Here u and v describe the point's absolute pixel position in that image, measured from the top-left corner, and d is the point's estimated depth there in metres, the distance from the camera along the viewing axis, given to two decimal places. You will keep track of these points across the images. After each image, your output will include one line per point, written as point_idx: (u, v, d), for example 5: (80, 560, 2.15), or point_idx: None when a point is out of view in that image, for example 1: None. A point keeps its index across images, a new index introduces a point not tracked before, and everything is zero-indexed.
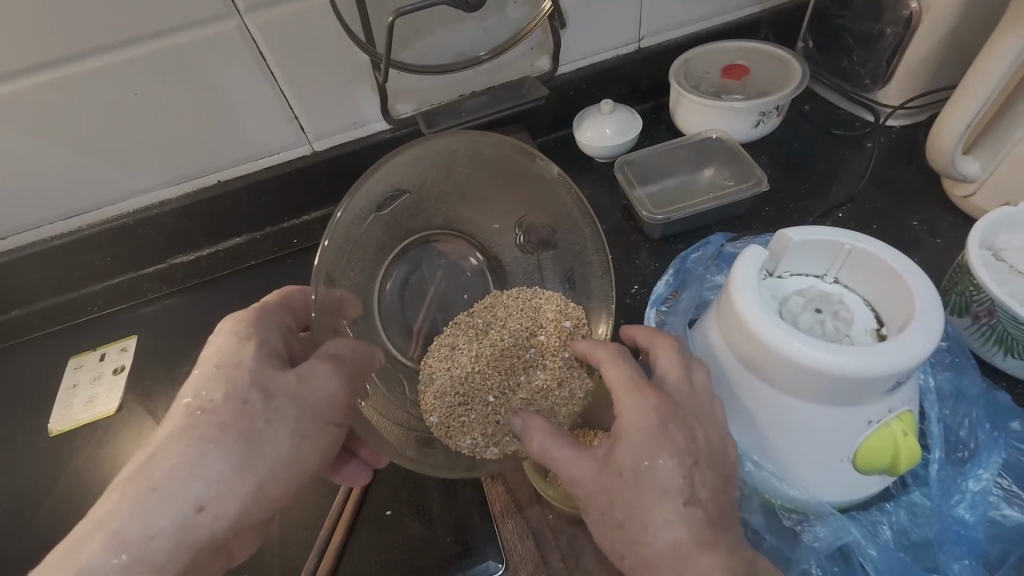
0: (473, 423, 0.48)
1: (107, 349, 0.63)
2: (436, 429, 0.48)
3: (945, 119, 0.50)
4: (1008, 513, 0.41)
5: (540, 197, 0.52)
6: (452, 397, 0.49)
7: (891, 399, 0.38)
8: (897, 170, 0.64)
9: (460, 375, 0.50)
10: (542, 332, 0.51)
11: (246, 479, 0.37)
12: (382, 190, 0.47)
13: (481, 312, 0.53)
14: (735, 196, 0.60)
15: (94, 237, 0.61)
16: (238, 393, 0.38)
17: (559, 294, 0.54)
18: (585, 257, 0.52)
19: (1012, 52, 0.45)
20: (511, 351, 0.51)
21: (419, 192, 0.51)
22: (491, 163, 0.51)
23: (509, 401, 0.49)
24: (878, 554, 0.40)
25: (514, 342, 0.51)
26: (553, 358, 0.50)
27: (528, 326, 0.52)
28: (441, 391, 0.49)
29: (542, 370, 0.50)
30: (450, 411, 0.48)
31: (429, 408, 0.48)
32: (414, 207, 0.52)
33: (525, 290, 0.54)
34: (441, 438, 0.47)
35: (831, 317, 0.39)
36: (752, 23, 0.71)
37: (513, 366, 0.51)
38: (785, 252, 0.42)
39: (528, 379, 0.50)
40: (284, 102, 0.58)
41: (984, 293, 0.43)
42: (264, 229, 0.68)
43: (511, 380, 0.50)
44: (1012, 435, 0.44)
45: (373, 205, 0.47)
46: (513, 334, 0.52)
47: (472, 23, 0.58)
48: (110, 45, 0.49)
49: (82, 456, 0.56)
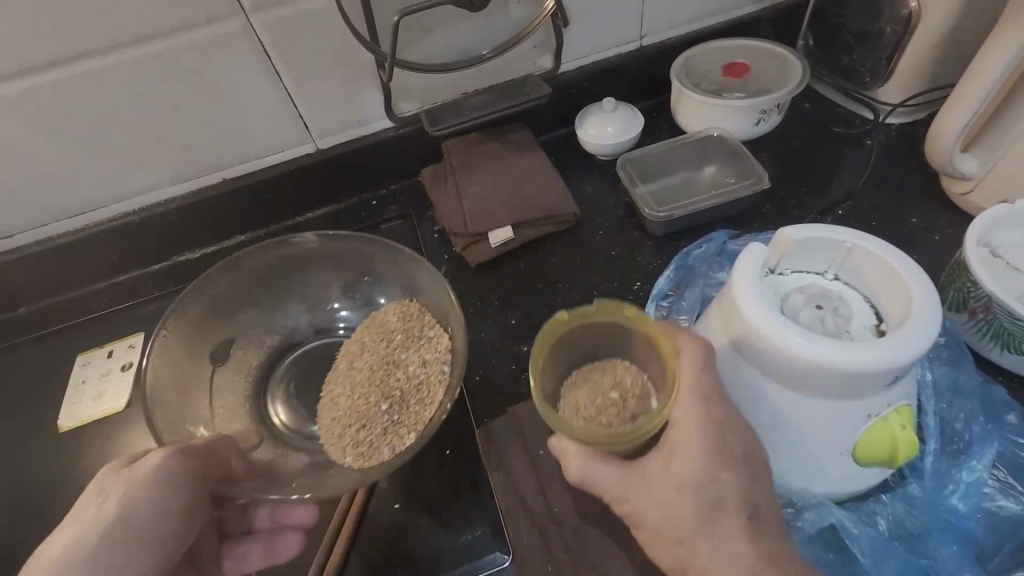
0: (376, 437, 0.49)
1: (115, 345, 0.63)
2: (355, 462, 0.48)
3: (943, 119, 0.51)
4: (1003, 504, 0.42)
5: (339, 266, 0.59)
6: (349, 426, 0.50)
7: (889, 393, 0.38)
8: (897, 168, 0.64)
9: (345, 411, 0.51)
10: (394, 339, 0.55)
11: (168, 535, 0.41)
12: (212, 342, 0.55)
13: (343, 356, 0.56)
14: (738, 193, 0.61)
15: (99, 235, 0.61)
16: (150, 483, 0.40)
17: (398, 300, 0.59)
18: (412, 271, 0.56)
19: (1009, 52, 0.45)
20: (377, 363, 0.54)
21: (265, 321, 0.58)
22: (274, 265, 0.57)
23: (399, 402, 0.51)
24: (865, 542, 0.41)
25: (374, 362, 0.54)
26: (416, 349, 0.54)
27: (382, 339, 0.56)
28: (339, 433, 0.50)
29: (411, 366, 0.53)
30: (354, 441, 0.49)
31: (342, 453, 0.49)
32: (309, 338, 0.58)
33: (371, 317, 0.58)
34: (365, 462, 0.47)
35: (831, 314, 0.40)
36: (753, 21, 0.71)
37: (385, 372, 0.53)
38: (786, 251, 0.42)
39: (402, 374, 0.53)
40: (288, 101, 0.59)
41: (981, 290, 0.44)
42: (268, 228, 0.68)
43: (390, 386, 0.52)
44: (1010, 428, 0.44)
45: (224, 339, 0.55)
46: (370, 357, 0.55)
47: (476, 23, 0.59)
48: (116, 46, 0.49)
49: (92, 452, 0.56)
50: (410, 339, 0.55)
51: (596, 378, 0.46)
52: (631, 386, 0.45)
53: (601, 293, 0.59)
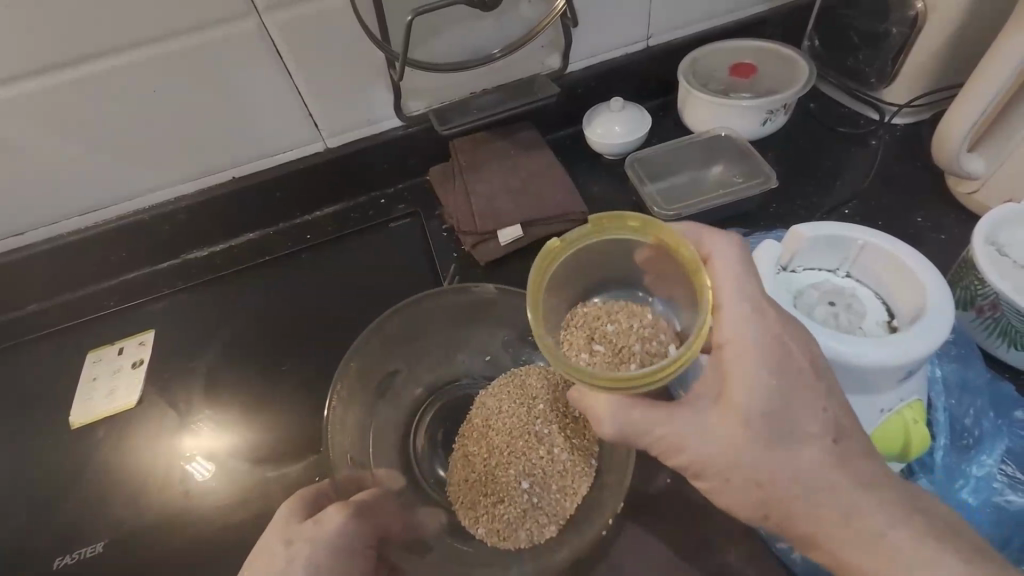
0: (516, 517, 0.49)
1: (126, 342, 0.64)
2: (487, 538, 0.49)
3: (950, 120, 0.52)
4: (1012, 499, 0.43)
5: (500, 323, 0.57)
6: (486, 502, 0.50)
7: (902, 388, 0.39)
8: (902, 168, 0.65)
9: (479, 481, 0.51)
10: (544, 404, 0.53)
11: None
12: (376, 373, 0.54)
13: (477, 412, 0.54)
14: (746, 192, 0.61)
15: (111, 233, 0.62)
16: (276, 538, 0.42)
17: (536, 365, 0.57)
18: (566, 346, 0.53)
19: (1017, 53, 0.46)
20: (519, 430, 0.53)
21: (410, 368, 0.56)
22: (443, 314, 0.56)
23: (541, 480, 0.51)
24: None
25: (520, 425, 0.53)
26: (564, 427, 0.53)
27: (523, 404, 0.54)
28: (473, 501, 0.51)
29: (554, 443, 0.52)
30: (491, 514, 0.50)
31: (475, 522, 0.50)
32: (413, 375, 0.56)
33: (515, 374, 0.56)
34: (497, 541, 0.49)
35: (844, 311, 0.41)
36: (759, 21, 0.72)
37: (527, 444, 0.52)
38: (800, 248, 0.43)
39: (545, 453, 0.52)
40: (300, 101, 0.59)
41: (989, 288, 0.44)
42: (278, 226, 0.69)
43: (532, 461, 0.52)
44: (1018, 423, 0.45)
45: (371, 384, 0.53)
46: (515, 418, 0.53)
47: (487, 22, 0.59)
48: (133, 45, 0.50)
49: (105, 448, 0.57)
50: (560, 409, 0.53)
51: (617, 339, 0.46)
52: (635, 328, 0.46)
53: None
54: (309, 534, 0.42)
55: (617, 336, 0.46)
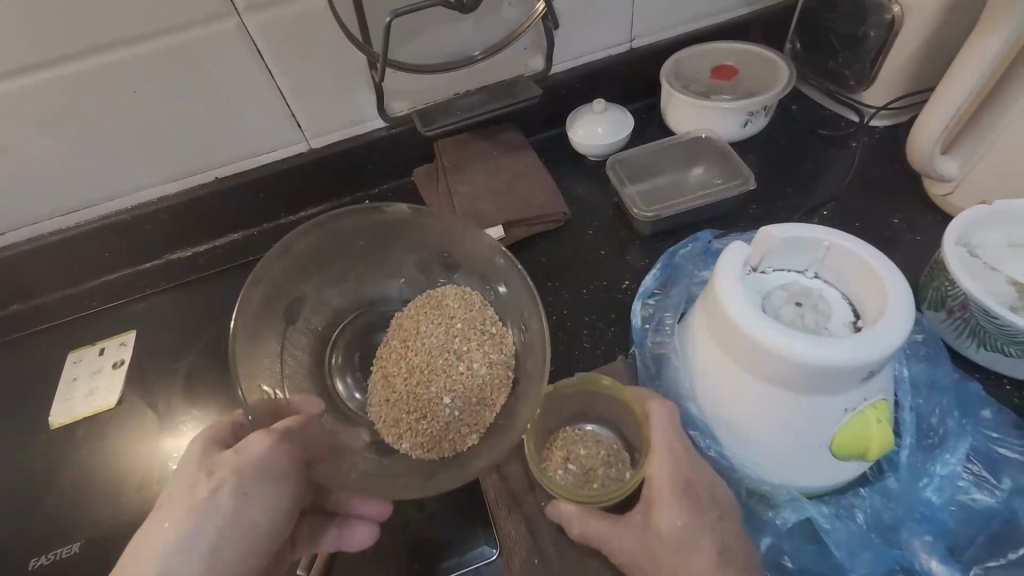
0: (438, 429, 0.48)
1: (107, 343, 0.64)
2: (411, 452, 0.48)
3: (923, 122, 0.52)
4: (977, 497, 0.43)
5: (421, 245, 0.54)
6: (407, 418, 0.49)
7: (865, 388, 0.39)
8: (881, 170, 0.65)
9: (401, 399, 0.50)
10: (459, 322, 0.53)
11: (260, 521, 0.39)
12: (280, 302, 0.49)
13: (394, 331, 0.54)
14: (724, 194, 0.62)
15: (93, 233, 0.62)
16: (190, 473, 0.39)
17: (453, 283, 0.56)
18: (489, 258, 0.52)
19: (986, 57, 0.46)
20: (437, 349, 0.53)
21: (317, 292, 0.52)
22: (361, 236, 0.52)
23: (462, 394, 0.50)
24: (840, 530, 0.42)
25: (438, 342, 0.53)
26: (477, 338, 0.52)
27: (441, 324, 0.54)
28: (394, 419, 0.49)
29: (471, 358, 0.51)
30: (413, 430, 0.48)
31: (398, 438, 0.48)
32: (325, 305, 0.53)
33: (424, 296, 0.55)
34: (421, 454, 0.47)
35: (810, 311, 0.41)
36: (742, 24, 0.72)
37: (447, 362, 0.52)
38: (769, 249, 0.43)
39: (464, 367, 0.51)
40: (282, 102, 0.59)
41: (959, 289, 0.45)
42: (262, 226, 0.69)
43: (451, 376, 0.51)
44: (984, 423, 0.45)
45: (277, 313, 0.49)
46: (433, 337, 0.53)
47: (468, 23, 0.59)
48: (112, 45, 0.50)
49: (84, 449, 0.57)
50: (475, 325, 0.53)
51: (587, 460, 0.51)
52: (601, 452, 0.51)
53: (589, 292, 0.60)
54: (230, 463, 0.39)
55: (587, 458, 0.51)
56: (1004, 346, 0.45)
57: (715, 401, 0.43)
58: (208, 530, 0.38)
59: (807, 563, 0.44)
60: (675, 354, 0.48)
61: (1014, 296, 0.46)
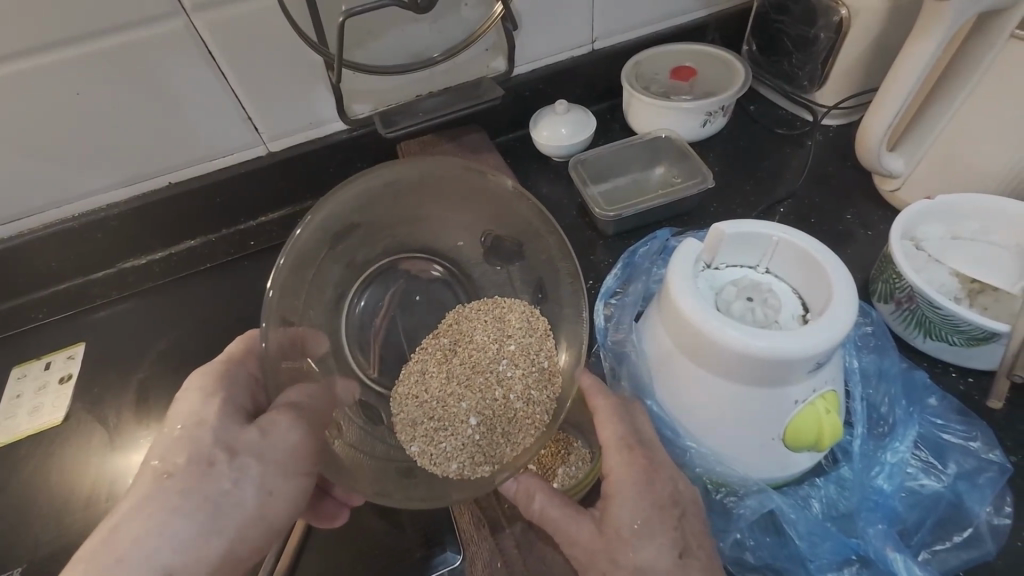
0: (452, 448, 0.47)
1: (53, 357, 0.61)
2: (419, 458, 0.47)
3: (868, 120, 0.54)
4: (925, 482, 0.45)
5: (479, 207, 0.52)
6: (428, 424, 0.48)
7: (815, 378, 0.40)
8: (834, 167, 0.67)
9: (431, 403, 0.50)
10: (510, 343, 0.51)
11: (279, 513, 0.38)
12: (333, 224, 0.48)
13: (447, 331, 0.53)
14: (686, 192, 0.62)
15: (37, 241, 0.59)
16: (202, 453, 0.37)
17: (526, 302, 0.53)
18: (555, 264, 0.50)
19: (924, 55, 0.48)
20: (482, 365, 0.51)
21: (375, 223, 0.52)
22: (426, 186, 0.51)
23: (491, 421, 0.48)
24: (799, 518, 0.42)
25: (485, 357, 0.51)
26: (524, 367, 0.50)
27: (495, 339, 0.52)
28: (415, 420, 0.49)
29: (515, 386, 0.49)
30: (430, 437, 0.48)
31: (410, 438, 0.48)
32: (370, 235, 0.52)
33: (488, 302, 0.54)
34: (427, 465, 0.47)
35: (761, 305, 0.42)
36: (699, 27, 0.73)
37: (488, 382, 0.50)
38: (720, 245, 0.44)
39: (503, 393, 0.49)
40: (237, 103, 0.57)
41: (904, 281, 0.46)
42: (219, 233, 0.67)
43: (487, 397, 0.49)
44: (930, 410, 0.47)
45: (326, 236, 0.48)
46: (482, 349, 0.52)
47: (426, 24, 0.59)
48: (49, 45, 0.47)
49: (25, 469, 0.54)
50: (530, 353, 0.50)
51: (548, 459, 0.51)
52: (561, 451, 0.51)
53: None
54: (251, 446, 0.38)
55: (548, 457, 0.51)
56: (947, 335, 0.46)
57: (672, 401, 0.44)
58: (223, 527, 0.36)
59: (767, 556, 0.44)
60: (632, 350, 0.49)
61: (956, 287, 0.48)
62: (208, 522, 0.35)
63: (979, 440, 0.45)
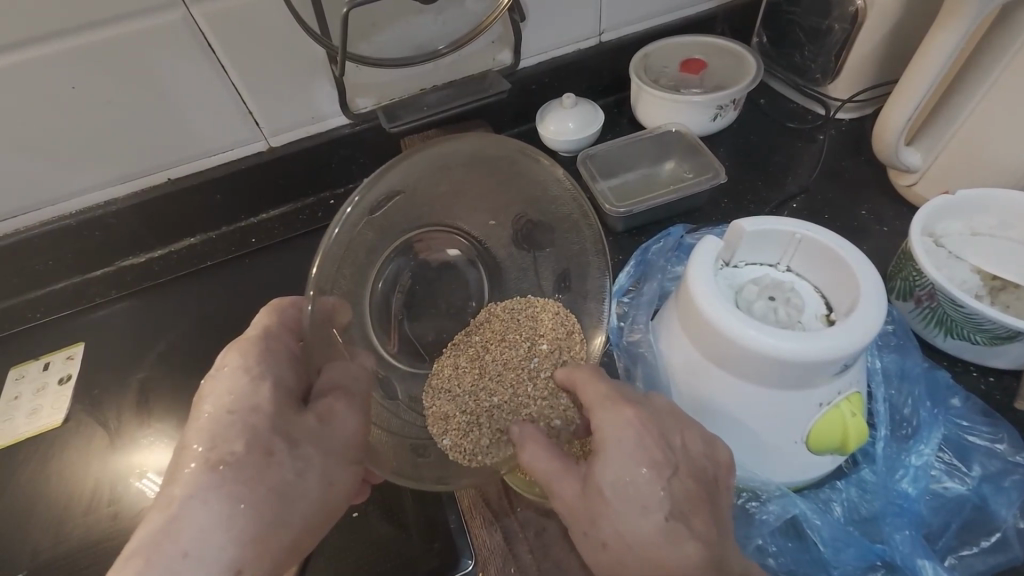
0: (485, 442, 0.46)
1: (51, 357, 0.60)
2: (451, 451, 0.46)
3: (889, 111, 0.52)
4: (949, 485, 0.44)
5: (515, 187, 0.51)
6: (460, 417, 0.48)
7: (840, 381, 0.39)
8: (848, 162, 0.66)
9: (463, 398, 0.49)
10: (542, 341, 0.51)
11: (319, 502, 0.39)
12: (380, 192, 0.46)
13: (479, 328, 0.52)
14: (697, 187, 0.61)
15: (31, 240, 0.57)
16: (260, 442, 0.37)
17: (556, 299, 0.53)
18: (583, 250, 0.51)
19: (947, 45, 0.47)
20: (514, 361, 0.50)
21: (413, 194, 0.49)
22: (471, 165, 0.50)
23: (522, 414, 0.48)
24: (823, 524, 0.42)
25: (517, 354, 0.51)
26: (554, 364, 0.49)
27: (527, 337, 0.51)
28: (448, 413, 0.48)
29: (546, 380, 0.49)
30: (462, 429, 0.47)
31: (441, 431, 0.47)
32: (406, 207, 0.50)
33: (521, 301, 0.53)
34: (460, 460, 0.46)
35: (783, 305, 0.41)
36: (708, 19, 0.72)
37: (518, 376, 0.50)
38: (741, 243, 0.43)
39: (534, 388, 0.49)
40: (238, 97, 0.56)
41: (926, 278, 0.45)
42: (219, 229, 0.65)
43: (518, 393, 0.49)
44: (953, 411, 0.46)
45: (369, 204, 0.45)
46: (514, 346, 0.51)
47: (431, 15, 0.57)
48: (45, 37, 0.46)
49: (26, 473, 0.53)
50: (561, 353, 0.50)
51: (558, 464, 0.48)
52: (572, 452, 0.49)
53: None
54: (313, 434, 0.39)
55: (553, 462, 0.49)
56: (969, 334, 0.45)
57: (696, 404, 0.43)
58: (292, 517, 0.37)
59: (788, 561, 0.43)
60: (647, 350, 0.47)
61: (977, 284, 0.47)
62: (279, 511, 0.37)
63: (1005, 442, 0.44)
